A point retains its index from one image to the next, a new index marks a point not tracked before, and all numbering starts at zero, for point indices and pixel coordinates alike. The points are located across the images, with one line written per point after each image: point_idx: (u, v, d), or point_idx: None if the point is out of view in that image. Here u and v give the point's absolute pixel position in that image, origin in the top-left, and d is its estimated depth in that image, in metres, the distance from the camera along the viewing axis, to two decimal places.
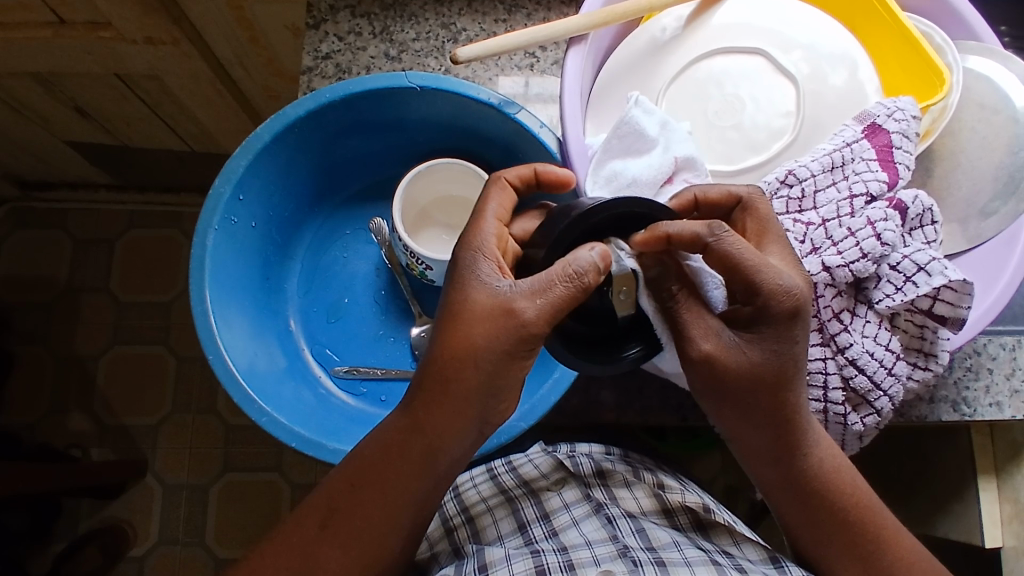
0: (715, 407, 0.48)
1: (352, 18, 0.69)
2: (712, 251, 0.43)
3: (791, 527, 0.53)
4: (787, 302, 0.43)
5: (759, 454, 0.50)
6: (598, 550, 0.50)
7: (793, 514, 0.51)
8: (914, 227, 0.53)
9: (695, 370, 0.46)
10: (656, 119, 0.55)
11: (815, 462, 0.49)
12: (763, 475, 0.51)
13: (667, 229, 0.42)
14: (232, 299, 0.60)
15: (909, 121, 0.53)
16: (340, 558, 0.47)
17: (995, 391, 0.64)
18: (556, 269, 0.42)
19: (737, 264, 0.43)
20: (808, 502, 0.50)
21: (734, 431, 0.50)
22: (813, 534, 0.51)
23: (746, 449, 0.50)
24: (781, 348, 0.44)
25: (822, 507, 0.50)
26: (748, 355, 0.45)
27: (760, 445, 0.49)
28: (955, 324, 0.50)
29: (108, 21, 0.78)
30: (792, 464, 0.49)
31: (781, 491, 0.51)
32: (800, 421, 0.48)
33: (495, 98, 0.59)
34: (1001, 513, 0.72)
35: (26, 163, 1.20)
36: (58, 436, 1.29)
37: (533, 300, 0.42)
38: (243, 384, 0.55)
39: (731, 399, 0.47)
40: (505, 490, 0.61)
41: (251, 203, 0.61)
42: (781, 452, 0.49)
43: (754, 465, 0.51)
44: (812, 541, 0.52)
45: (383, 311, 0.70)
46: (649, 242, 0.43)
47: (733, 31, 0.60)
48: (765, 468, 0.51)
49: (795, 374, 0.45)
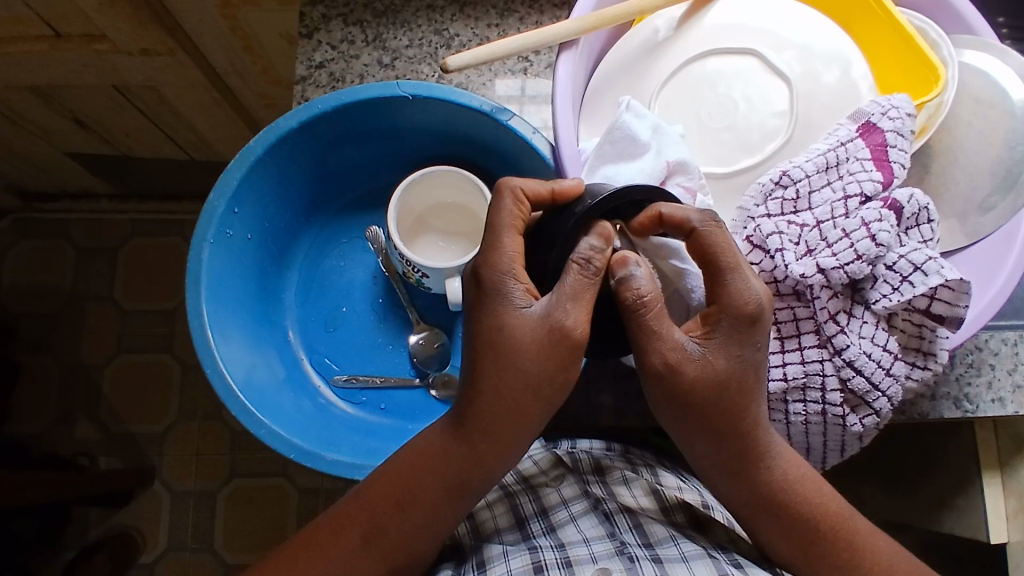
0: (676, 424, 0.47)
1: (344, 26, 0.69)
2: (697, 239, 0.44)
3: (762, 538, 0.52)
4: (750, 303, 0.43)
5: (722, 469, 0.49)
6: (595, 548, 0.51)
7: (766, 526, 0.51)
8: (910, 226, 0.52)
9: (658, 383, 0.45)
10: (648, 123, 0.55)
11: (778, 474, 0.49)
12: (728, 494, 0.51)
13: (660, 210, 0.45)
14: (230, 312, 0.61)
15: (904, 119, 0.53)
16: None
17: (997, 386, 0.64)
18: (570, 270, 0.43)
19: (718, 261, 0.43)
20: (779, 512, 0.50)
21: (693, 453, 0.49)
22: (795, 544, 0.50)
23: (707, 465, 0.49)
24: (744, 355, 0.44)
25: (793, 518, 0.50)
26: (715, 364, 0.44)
27: (718, 465, 0.49)
28: (954, 323, 0.50)
29: (102, 33, 0.78)
30: (755, 478, 0.49)
31: (750, 505, 0.50)
32: (755, 432, 0.47)
33: (488, 105, 0.58)
34: (1006, 509, 0.71)
35: (27, 174, 1.21)
36: (66, 445, 1.30)
37: (575, 309, 0.43)
38: (241, 395, 0.56)
39: (691, 418, 0.46)
40: (505, 486, 0.61)
41: (246, 215, 0.61)
42: (743, 468, 0.49)
43: (718, 482, 0.50)
44: (791, 552, 0.51)
45: (379, 318, 0.70)
46: (645, 222, 0.46)
47: (725, 31, 0.59)
48: (731, 488, 0.50)
49: (756, 381, 0.46)
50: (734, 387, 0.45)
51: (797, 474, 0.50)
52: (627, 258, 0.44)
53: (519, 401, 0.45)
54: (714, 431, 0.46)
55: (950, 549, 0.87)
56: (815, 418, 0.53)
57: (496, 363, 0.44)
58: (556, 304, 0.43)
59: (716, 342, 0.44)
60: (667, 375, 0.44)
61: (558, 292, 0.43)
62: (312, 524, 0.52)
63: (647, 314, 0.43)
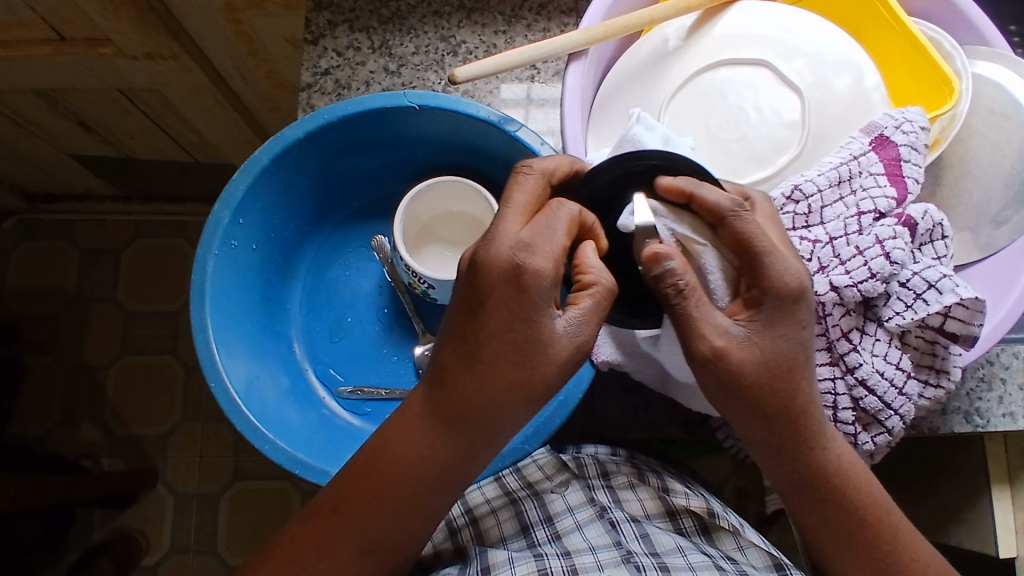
0: (730, 409, 0.45)
1: (350, 32, 0.68)
2: (730, 225, 0.44)
3: (801, 521, 0.51)
4: (791, 284, 0.43)
5: (771, 462, 0.48)
6: (601, 555, 0.51)
7: (801, 505, 0.50)
8: (923, 242, 0.52)
9: (707, 369, 0.44)
10: (658, 134, 0.54)
11: (832, 458, 0.48)
12: (775, 475, 0.49)
13: (690, 192, 0.45)
14: (234, 324, 0.60)
15: (917, 133, 0.53)
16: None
17: (1009, 400, 0.63)
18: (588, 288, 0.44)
19: (750, 243, 0.43)
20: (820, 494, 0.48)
21: (744, 437, 0.48)
22: (834, 534, 0.50)
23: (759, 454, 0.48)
24: (789, 335, 0.44)
25: (844, 516, 0.49)
26: (761, 348, 0.43)
27: (767, 445, 0.47)
28: (967, 341, 0.50)
29: (107, 38, 0.77)
30: (807, 470, 0.48)
31: (799, 498, 0.49)
32: (804, 412, 0.46)
33: (495, 115, 0.58)
34: (1016, 522, 0.71)
35: (31, 176, 1.21)
36: (70, 446, 1.30)
37: (593, 328, 0.43)
38: (244, 409, 0.55)
39: (737, 402, 0.45)
40: (509, 491, 0.59)
41: (251, 225, 0.61)
42: (786, 445, 0.47)
43: (766, 463, 0.49)
44: (827, 541, 0.50)
45: (384, 328, 0.70)
46: (666, 197, 0.46)
47: (735, 41, 0.58)
48: (789, 471, 0.48)
49: (806, 362, 0.45)
50: (783, 370, 0.44)
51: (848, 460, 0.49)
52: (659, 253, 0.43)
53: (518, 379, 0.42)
54: (768, 413, 0.45)
55: (957, 560, 0.87)
56: None
57: (502, 327, 0.41)
58: (582, 322, 0.43)
59: (761, 326, 0.44)
60: (715, 365, 0.43)
61: (584, 309, 0.43)
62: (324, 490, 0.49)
63: (689, 301, 0.43)
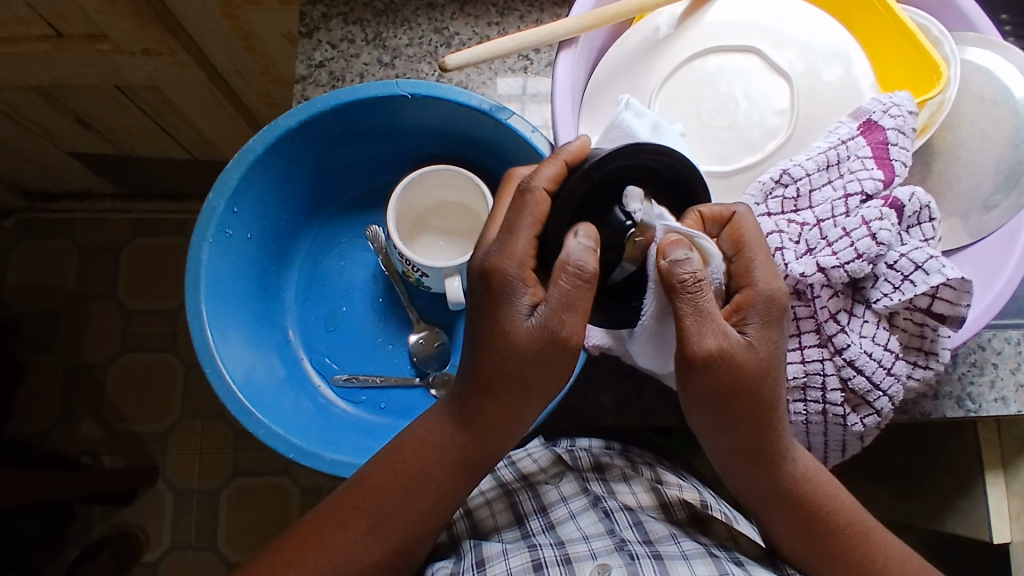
0: (708, 413, 0.45)
1: (344, 25, 0.69)
2: (738, 225, 0.45)
3: (770, 525, 0.52)
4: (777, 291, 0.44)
5: (743, 466, 0.49)
6: (595, 544, 0.51)
7: (765, 507, 0.51)
8: (910, 224, 0.52)
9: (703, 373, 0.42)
10: (647, 122, 0.54)
11: (797, 465, 0.49)
12: (745, 482, 0.50)
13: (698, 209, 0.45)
14: (231, 311, 0.61)
15: (905, 117, 0.53)
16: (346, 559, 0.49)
17: (1000, 385, 0.63)
18: (560, 274, 0.40)
19: (745, 247, 0.44)
20: (787, 497, 0.49)
21: (715, 441, 0.48)
22: (802, 539, 0.50)
23: (730, 458, 0.49)
24: (777, 342, 0.44)
25: (815, 518, 0.50)
26: (756, 348, 0.43)
27: (735, 452, 0.48)
28: (955, 322, 0.50)
29: (104, 33, 0.78)
30: (778, 473, 0.48)
31: (766, 500, 0.50)
32: (774, 423, 0.46)
33: (487, 104, 0.58)
34: (1009, 508, 0.71)
35: (29, 174, 1.21)
36: (70, 443, 1.31)
37: (571, 319, 0.41)
38: (240, 395, 0.56)
39: (709, 406, 0.45)
40: (504, 483, 0.60)
41: (246, 214, 0.61)
42: (754, 452, 0.47)
43: (736, 472, 0.50)
44: (795, 543, 0.51)
45: (380, 317, 0.70)
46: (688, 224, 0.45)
47: (727, 29, 0.59)
48: (759, 478, 0.49)
49: (778, 376, 0.45)
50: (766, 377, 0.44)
51: (813, 468, 0.50)
52: (679, 240, 0.41)
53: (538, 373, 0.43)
54: (738, 423, 0.46)
55: (953, 548, 0.87)
56: (815, 418, 0.53)
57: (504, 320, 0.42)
58: (552, 313, 0.41)
59: (755, 326, 0.43)
60: (717, 365, 0.42)
61: (552, 300, 0.41)
62: (350, 484, 0.51)
63: (704, 294, 0.40)
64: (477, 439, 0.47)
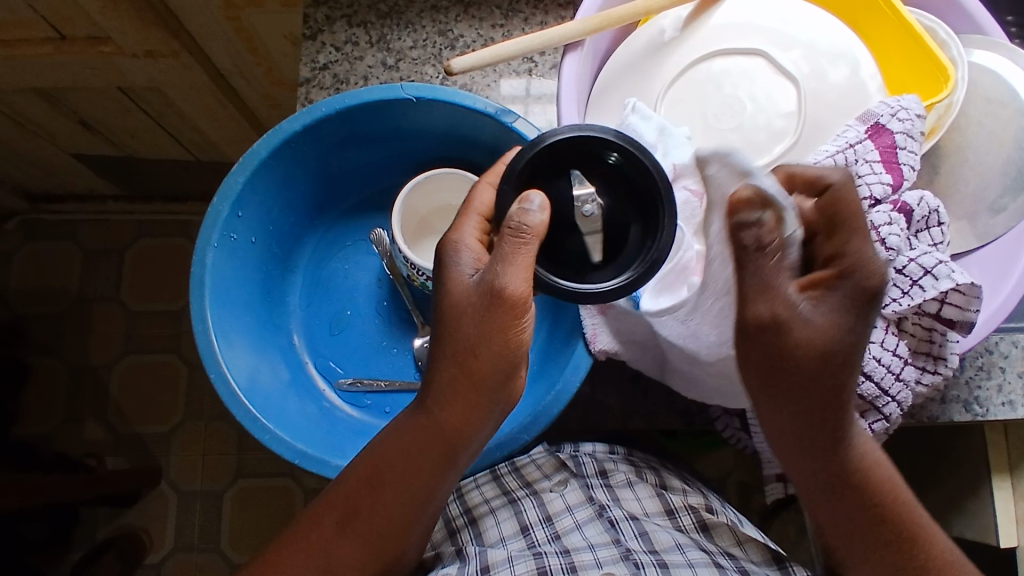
0: (768, 388, 0.45)
1: (348, 27, 0.69)
2: (835, 195, 0.43)
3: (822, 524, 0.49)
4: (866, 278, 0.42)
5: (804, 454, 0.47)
6: (600, 553, 0.52)
7: (822, 502, 0.48)
8: (919, 228, 0.52)
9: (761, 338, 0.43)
10: (653, 125, 0.55)
11: (861, 457, 0.46)
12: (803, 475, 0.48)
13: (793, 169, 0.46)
14: (235, 316, 0.61)
15: (913, 120, 0.53)
16: (356, 559, 0.50)
17: (1008, 389, 0.63)
18: (503, 236, 0.46)
19: (840, 219, 0.43)
20: (851, 484, 0.47)
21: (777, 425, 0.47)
22: (857, 543, 0.48)
23: (792, 445, 0.47)
24: (857, 327, 0.43)
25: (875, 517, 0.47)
26: (827, 328, 0.42)
27: (802, 435, 0.46)
28: (964, 327, 0.50)
29: (107, 36, 0.78)
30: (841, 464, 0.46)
31: (826, 495, 0.48)
32: (842, 406, 0.45)
33: (492, 107, 0.58)
34: (1017, 512, 0.71)
35: (32, 176, 1.21)
36: (74, 445, 1.31)
37: (512, 273, 0.45)
38: (245, 401, 0.55)
39: (768, 378, 0.45)
40: (508, 491, 0.59)
41: (250, 218, 0.61)
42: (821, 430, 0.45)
43: (797, 463, 0.48)
44: (850, 547, 0.48)
45: (384, 322, 0.70)
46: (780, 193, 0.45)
47: (732, 31, 0.58)
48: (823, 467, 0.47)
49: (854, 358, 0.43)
50: (837, 357, 0.43)
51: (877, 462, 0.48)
52: (750, 198, 0.42)
53: (473, 330, 0.47)
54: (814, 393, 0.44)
55: None
56: None
57: (447, 274, 0.48)
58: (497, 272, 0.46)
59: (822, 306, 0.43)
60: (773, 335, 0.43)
61: (498, 261, 0.46)
62: (337, 481, 0.52)
63: (766, 259, 0.42)
64: (474, 433, 0.48)
